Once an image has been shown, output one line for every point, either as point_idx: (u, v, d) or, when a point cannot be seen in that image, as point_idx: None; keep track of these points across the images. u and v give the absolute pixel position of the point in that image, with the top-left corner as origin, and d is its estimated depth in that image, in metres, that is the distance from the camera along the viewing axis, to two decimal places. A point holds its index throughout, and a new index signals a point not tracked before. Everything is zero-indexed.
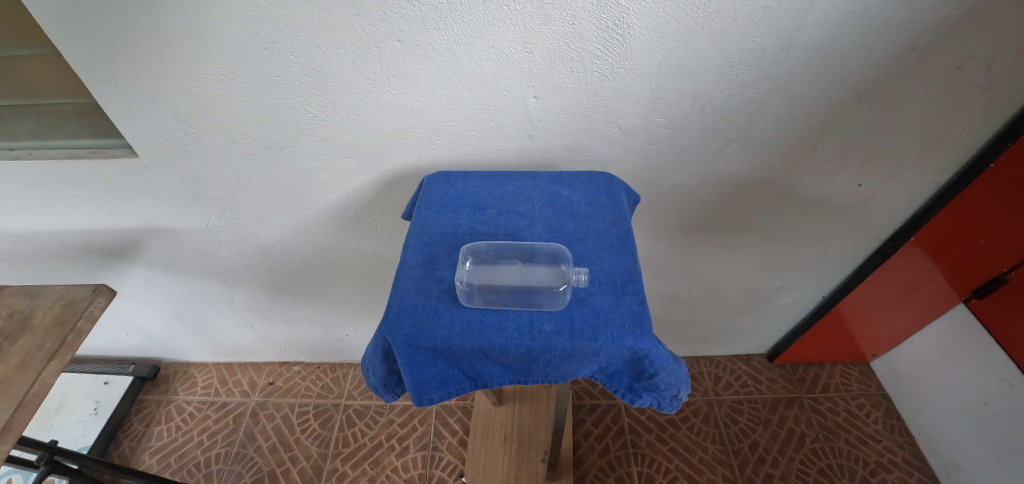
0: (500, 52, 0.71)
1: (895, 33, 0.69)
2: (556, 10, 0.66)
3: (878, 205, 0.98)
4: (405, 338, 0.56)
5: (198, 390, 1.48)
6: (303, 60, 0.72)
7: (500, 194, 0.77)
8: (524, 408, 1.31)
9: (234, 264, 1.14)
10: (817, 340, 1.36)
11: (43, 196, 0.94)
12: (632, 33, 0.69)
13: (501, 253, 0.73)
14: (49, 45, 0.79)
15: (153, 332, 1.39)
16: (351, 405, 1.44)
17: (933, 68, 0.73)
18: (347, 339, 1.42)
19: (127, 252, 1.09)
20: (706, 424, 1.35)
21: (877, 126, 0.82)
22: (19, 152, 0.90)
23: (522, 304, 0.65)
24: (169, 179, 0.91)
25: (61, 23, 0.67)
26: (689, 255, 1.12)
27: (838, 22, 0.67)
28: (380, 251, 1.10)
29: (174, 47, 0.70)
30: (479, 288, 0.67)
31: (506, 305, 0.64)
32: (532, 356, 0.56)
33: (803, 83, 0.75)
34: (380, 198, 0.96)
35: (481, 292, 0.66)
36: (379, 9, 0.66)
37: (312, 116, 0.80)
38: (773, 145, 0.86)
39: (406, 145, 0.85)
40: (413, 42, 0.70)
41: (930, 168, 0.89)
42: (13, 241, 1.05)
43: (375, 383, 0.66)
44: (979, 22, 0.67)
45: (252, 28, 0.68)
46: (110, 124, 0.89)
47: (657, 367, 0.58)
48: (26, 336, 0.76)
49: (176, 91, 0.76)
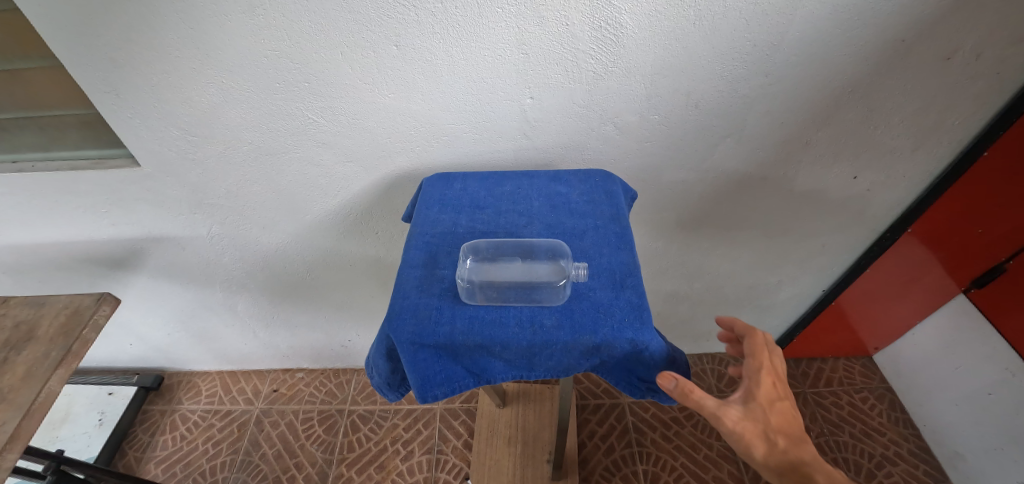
0: (496, 54, 0.72)
1: (885, 26, 0.70)
2: (550, 10, 0.67)
3: (874, 198, 0.99)
4: (408, 336, 0.57)
5: (203, 399, 1.48)
6: (302, 67, 0.73)
7: (499, 193, 0.77)
8: (529, 408, 1.31)
9: (236, 271, 1.14)
10: (818, 334, 1.37)
11: (46, 208, 0.95)
12: (625, 32, 0.70)
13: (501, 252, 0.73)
14: (52, 58, 0.80)
15: (156, 341, 1.40)
16: (355, 410, 1.44)
17: (923, 59, 0.74)
18: (350, 344, 1.43)
19: (130, 261, 1.10)
20: (710, 421, 1.36)
21: (870, 118, 0.83)
22: (23, 164, 0.90)
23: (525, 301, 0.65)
24: (170, 188, 0.92)
25: (66, 37, 0.68)
26: (689, 251, 1.13)
27: (827, 17, 0.69)
28: (381, 254, 1.11)
29: (175, 58, 0.71)
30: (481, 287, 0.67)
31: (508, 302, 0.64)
32: (534, 351, 0.57)
33: (795, 77, 0.76)
34: (380, 202, 0.97)
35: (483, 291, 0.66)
36: (376, 15, 0.67)
37: (311, 121, 0.81)
38: (768, 140, 0.86)
39: (405, 148, 0.86)
40: (410, 46, 0.71)
41: (924, 159, 0.90)
42: (17, 253, 1.05)
43: (379, 383, 0.67)
44: (965, 14, 0.68)
45: (251, 36, 0.69)
46: (113, 134, 0.90)
47: (658, 359, 0.58)
48: (31, 346, 0.77)
49: (177, 101, 0.77)
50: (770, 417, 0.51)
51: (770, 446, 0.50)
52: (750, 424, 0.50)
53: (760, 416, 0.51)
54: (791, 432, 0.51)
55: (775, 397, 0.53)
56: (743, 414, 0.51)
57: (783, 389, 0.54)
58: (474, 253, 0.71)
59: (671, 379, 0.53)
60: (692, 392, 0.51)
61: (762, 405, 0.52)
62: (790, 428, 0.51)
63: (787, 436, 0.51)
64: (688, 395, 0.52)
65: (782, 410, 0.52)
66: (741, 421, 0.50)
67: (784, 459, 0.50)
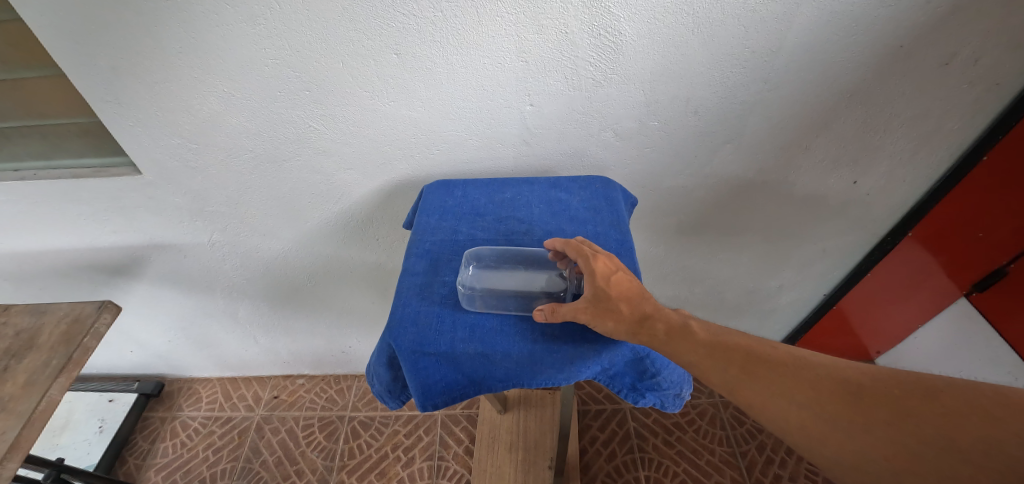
0: (495, 61, 0.72)
1: (883, 32, 0.70)
2: (549, 19, 0.67)
3: (874, 202, 0.99)
4: (409, 344, 0.58)
5: (203, 406, 1.48)
6: (303, 75, 0.74)
7: (499, 200, 0.77)
8: (530, 414, 1.31)
9: (237, 278, 1.14)
10: (819, 339, 1.37)
11: (48, 216, 0.95)
12: (624, 39, 0.70)
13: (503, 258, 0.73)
14: (54, 67, 0.80)
15: (156, 348, 1.39)
16: (356, 416, 1.43)
17: (921, 64, 0.74)
18: (350, 350, 1.43)
19: (131, 269, 1.10)
20: (712, 426, 1.35)
21: (870, 123, 0.83)
22: (24, 173, 0.91)
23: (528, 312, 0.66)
24: (171, 195, 0.92)
25: (68, 47, 0.69)
26: (689, 256, 1.13)
27: (824, 23, 0.69)
28: (381, 260, 1.11)
29: (176, 66, 0.72)
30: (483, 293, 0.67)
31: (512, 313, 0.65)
32: (535, 359, 0.57)
33: (793, 84, 0.77)
34: (381, 209, 0.97)
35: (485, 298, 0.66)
36: (377, 24, 0.67)
37: (312, 129, 0.81)
38: (768, 145, 0.87)
39: (406, 155, 0.86)
40: (411, 55, 0.71)
41: (924, 164, 0.90)
42: (18, 261, 1.06)
43: (380, 391, 0.67)
44: (962, 20, 0.69)
45: (252, 45, 0.69)
46: (114, 143, 0.90)
47: (658, 366, 0.59)
48: (32, 354, 0.77)
49: (178, 109, 0.77)
50: (607, 290, 0.56)
51: (618, 318, 0.54)
52: (595, 308, 0.55)
53: (602, 296, 0.55)
54: (630, 294, 0.56)
55: (608, 272, 0.57)
56: (587, 303, 0.55)
57: (614, 264, 0.59)
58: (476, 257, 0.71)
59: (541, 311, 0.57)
60: (556, 310, 0.56)
61: (598, 282, 0.56)
62: (631, 293, 0.56)
63: (628, 300, 0.56)
64: (554, 314, 0.56)
65: (616, 280, 0.57)
66: (584, 309, 0.55)
67: (633, 320, 0.55)
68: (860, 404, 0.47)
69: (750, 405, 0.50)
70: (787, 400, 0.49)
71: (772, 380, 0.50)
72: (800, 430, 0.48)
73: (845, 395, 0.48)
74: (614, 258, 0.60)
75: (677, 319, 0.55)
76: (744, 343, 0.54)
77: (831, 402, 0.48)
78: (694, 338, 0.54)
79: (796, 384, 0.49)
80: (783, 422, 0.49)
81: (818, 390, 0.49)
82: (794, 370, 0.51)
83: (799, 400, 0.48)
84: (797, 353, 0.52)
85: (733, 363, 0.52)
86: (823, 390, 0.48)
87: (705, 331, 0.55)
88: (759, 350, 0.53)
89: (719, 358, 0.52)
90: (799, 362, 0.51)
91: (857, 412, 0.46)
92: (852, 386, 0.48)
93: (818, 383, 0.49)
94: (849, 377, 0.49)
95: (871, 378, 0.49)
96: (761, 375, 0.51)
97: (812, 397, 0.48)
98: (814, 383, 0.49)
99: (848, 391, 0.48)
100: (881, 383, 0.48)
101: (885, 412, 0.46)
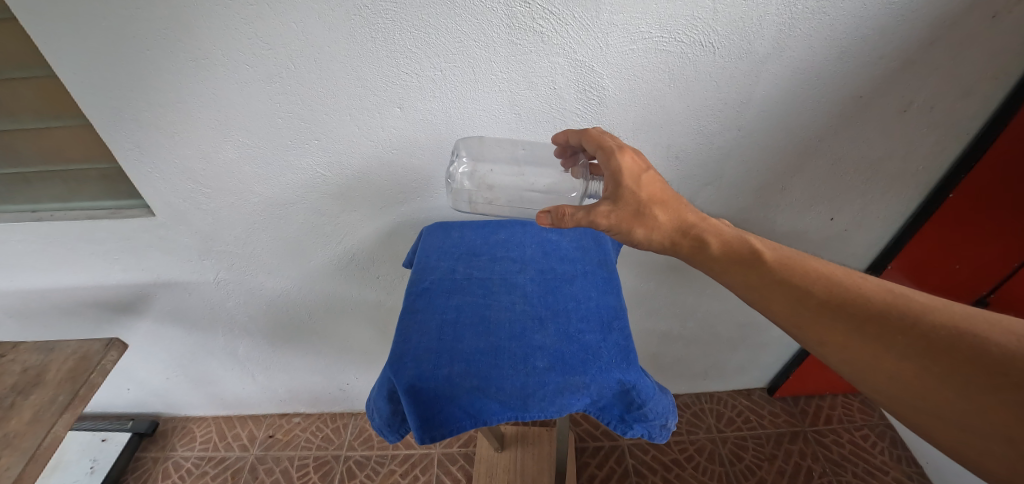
0: (490, 115, 0.79)
1: (844, 84, 0.77)
2: (539, 77, 0.74)
3: (852, 238, 1.04)
4: (410, 378, 0.61)
5: (197, 446, 1.46)
6: (312, 127, 0.79)
7: (495, 240, 0.81)
8: (527, 452, 1.30)
9: (239, 315, 1.17)
10: (813, 372, 1.39)
11: (61, 255, 0.99)
12: (608, 94, 0.77)
13: (500, 153, 0.85)
14: (79, 117, 0.85)
15: (154, 385, 1.40)
16: (352, 456, 1.42)
17: (882, 112, 0.81)
18: (347, 388, 1.43)
19: (135, 306, 1.13)
20: (711, 462, 1.35)
21: (841, 164, 0.89)
22: (42, 214, 0.95)
23: (512, 206, 0.87)
24: (181, 235, 0.96)
25: (99, 102, 0.74)
26: (679, 291, 1.16)
27: (789, 77, 0.76)
28: (381, 298, 1.14)
29: (196, 118, 0.77)
30: (476, 190, 0.84)
31: (497, 208, 0.87)
32: (528, 392, 0.61)
33: (766, 131, 0.83)
34: (382, 248, 1.02)
35: (478, 194, 0.84)
36: (381, 81, 0.74)
37: (318, 175, 0.87)
38: (747, 186, 0.92)
39: (406, 199, 0.92)
40: (412, 108, 0.77)
41: (895, 201, 0.96)
42: (25, 298, 1.08)
43: (380, 425, 0.68)
44: (914, 73, 0.76)
45: (268, 101, 0.76)
46: (131, 187, 0.95)
47: (645, 397, 0.64)
48: (38, 390, 0.79)
49: (194, 156, 0.83)
50: (638, 192, 0.58)
51: (647, 224, 0.58)
52: (622, 212, 0.57)
53: (629, 200, 0.57)
54: (664, 199, 0.59)
55: (635, 171, 0.58)
56: (612, 206, 0.57)
57: (638, 162, 0.60)
58: (467, 149, 0.84)
59: (545, 215, 0.58)
60: (564, 214, 0.56)
61: (629, 183, 0.57)
62: (659, 195, 0.59)
63: (658, 203, 0.59)
64: (564, 218, 0.57)
65: (646, 179, 0.58)
66: (613, 210, 0.57)
67: (671, 228, 0.59)
68: (967, 356, 0.45)
69: (824, 342, 0.52)
70: (873, 346, 0.49)
71: (853, 319, 0.50)
72: (887, 377, 0.48)
73: (937, 338, 0.47)
74: (637, 155, 0.60)
75: (749, 250, 0.58)
76: (829, 284, 0.53)
77: (918, 344, 0.47)
78: (769, 269, 0.56)
79: (890, 329, 0.49)
80: (866, 366, 0.49)
81: (916, 336, 0.47)
82: (892, 313, 0.49)
83: (891, 346, 0.48)
84: (898, 291, 0.51)
85: (808, 296, 0.53)
86: (913, 330, 0.48)
87: (783, 262, 0.56)
88: (845, 285, 0.53)
89: (793, 292, 0.54)
90: (896, 304, 0.50)
91: (952, 359, 0.45)
92: (961, 337, 0.46)
93: (909, 322, 0.48)
94: (951, 317, 0.47)
95: (980, 322, 0.46)
96: (846, 314, 0.51)
97: (907, 344, 0.47)
98: (912, 329, 0.48)
99: (955, 343, 0.46)
100: (990, 329, 0.46)
101: (987, 360, 0.44)
